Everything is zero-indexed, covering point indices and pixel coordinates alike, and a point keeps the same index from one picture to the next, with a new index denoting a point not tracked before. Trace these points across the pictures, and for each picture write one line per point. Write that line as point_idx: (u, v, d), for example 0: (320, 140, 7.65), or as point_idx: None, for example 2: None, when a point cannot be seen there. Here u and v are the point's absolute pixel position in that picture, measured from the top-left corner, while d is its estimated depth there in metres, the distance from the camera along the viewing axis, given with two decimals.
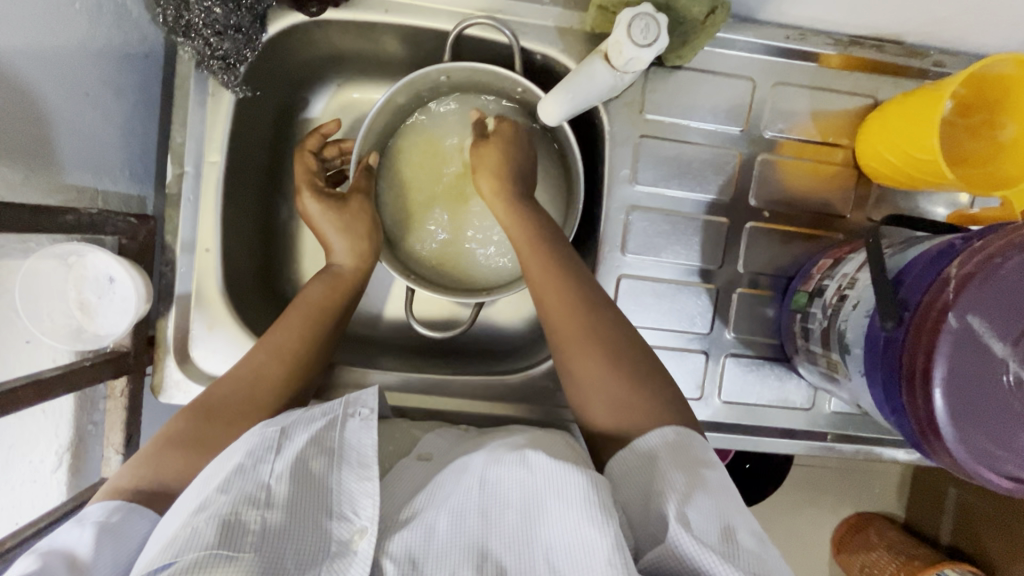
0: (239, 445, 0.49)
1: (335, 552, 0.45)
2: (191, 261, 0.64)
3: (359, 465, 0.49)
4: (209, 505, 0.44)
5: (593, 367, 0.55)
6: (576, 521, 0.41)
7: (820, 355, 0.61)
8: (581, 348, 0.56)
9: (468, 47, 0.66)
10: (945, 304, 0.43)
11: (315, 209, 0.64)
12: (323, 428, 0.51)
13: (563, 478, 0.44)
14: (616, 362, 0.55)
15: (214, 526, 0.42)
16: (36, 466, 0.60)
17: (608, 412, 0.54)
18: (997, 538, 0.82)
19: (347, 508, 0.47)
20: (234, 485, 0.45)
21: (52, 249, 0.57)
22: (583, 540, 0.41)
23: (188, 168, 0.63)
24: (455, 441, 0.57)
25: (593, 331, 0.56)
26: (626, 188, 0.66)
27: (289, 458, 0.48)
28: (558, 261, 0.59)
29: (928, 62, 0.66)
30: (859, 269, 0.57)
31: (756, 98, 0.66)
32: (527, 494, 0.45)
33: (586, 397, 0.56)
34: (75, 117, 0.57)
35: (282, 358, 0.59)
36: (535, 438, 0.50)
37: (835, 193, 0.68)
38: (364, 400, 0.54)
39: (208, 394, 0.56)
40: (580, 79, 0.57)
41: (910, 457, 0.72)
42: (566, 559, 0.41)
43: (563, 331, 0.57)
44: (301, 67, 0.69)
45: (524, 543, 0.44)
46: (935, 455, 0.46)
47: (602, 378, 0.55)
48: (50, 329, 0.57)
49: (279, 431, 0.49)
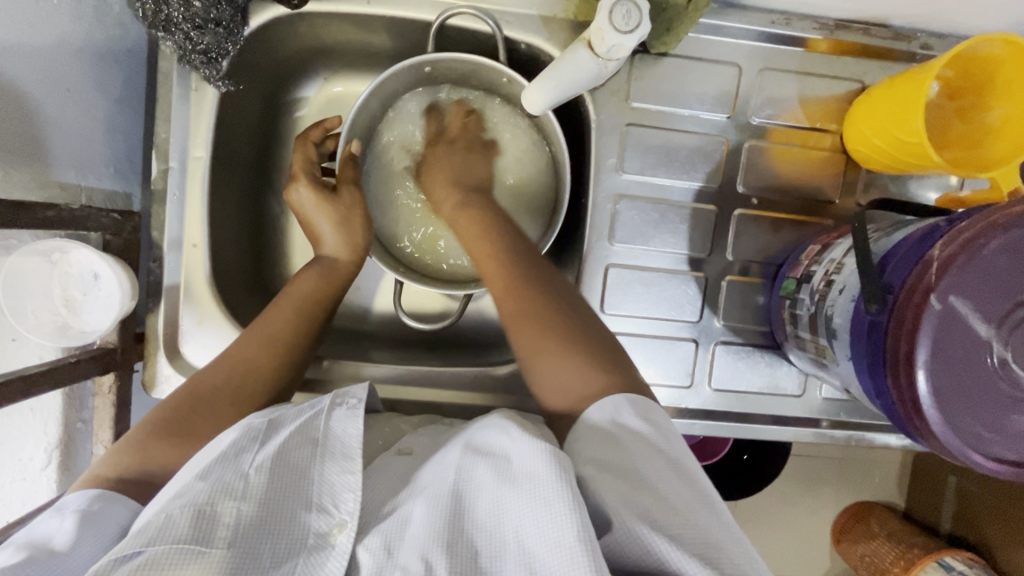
0: (226, 436, 0.50)
1: (313, 545, 0.45)
2: (178, 257, 0.64)
3: (342, 456, 0.49)
4: (186, 492, 0.44)
5: (546, 344, 0.53)
6: (546, 500, 0.42)
7: (808, 340, 0.61)
8: (533, 326, 0.54)
9: (452, 38, 0.66)
10: (928, 286, 0.43)
11: (307, 196, 0.64)
12: (309, 418, 0.51)
13: (533, 454, 0.44)
14: (572, 342, 0.52)
15: (190, 515, 0.43)
16: (25, 464, 0.61)
17: (565, 385, 0.51)
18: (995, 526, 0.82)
19: (326, 500, 0.47)
20: (214, 472, 0.46)
21: (36, 245, 0.58)
22: (551, 519, 0.41)
23: (173, 163, 0.63)
24: (438, 435, 0.57)
25: (540, 307, 0.55)
26: (613, 176, 0.66)
27: (271, 450, 0.48)
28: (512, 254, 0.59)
29: (915, 46, 0.66)
30: (845, 254, 0.57)
31: (743, 84, 0.66)
32: (500, 477, 0.45)
33: (540, 377, 0.53)
34: (56, 113, 0.57)
35: (268, 347, 0.59)
36: (510, 419, 0.50)
37: (823, 178, 0.68)
38: (352, 390, 0.54)
39: (194, 383, 0.56)
40: (562, 68, 0.57)
41: (903, 442, 0.72)
42: (536, 537, 0.41)
43: (510, 312, 0.55)
44: (286, 61, 0.69)
45: (498, 528, 0.43)
46: (922, 438, 0.46)
47: (556, 354, 0.52)
48: (35, 325, 0.58)
49: (265, 422, 0.50)
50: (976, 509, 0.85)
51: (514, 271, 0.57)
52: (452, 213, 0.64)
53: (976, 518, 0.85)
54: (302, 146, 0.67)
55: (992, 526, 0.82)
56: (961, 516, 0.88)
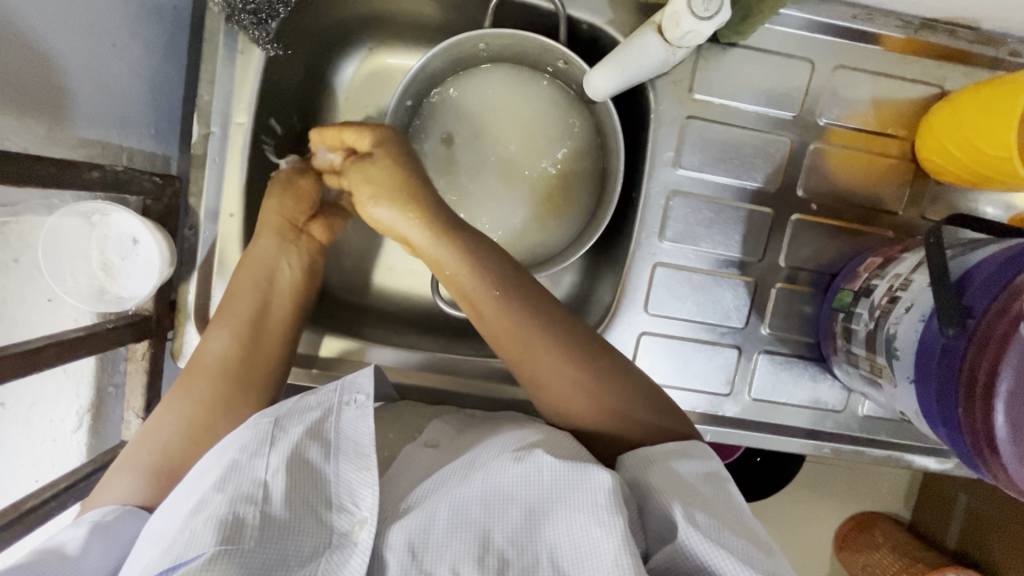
0: (235, 438, 0.48)
1: (336, 544, 0.44)
2: (215, 226, 0.62)
3: (357, 455, 0.47)
4: (207, 505, 0.43)
5: (566, 384, 0.53)
6: (587, 522, 0.42)
7: (862, 357, 0.58)
8: (544, 359, 0.54)
9: (510, 14, 0.63)
10: (1017, 313, 0.41)
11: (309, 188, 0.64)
12: (318, 420, 0.49)
13: (576, 477, 0.44)
14: (590, 378, 0.53)
15: (212, 528, 0.42)
16: (57, 425, 0.60)
17: (595, 415, 0.53)
18: (1003, 547, 0.80)
19: (346, 499, 0.46)
20: (230, 483, 0.45)
21: (74, 206, 0.56)
22: (588, 541, 0.41)
23: (215, 128, 0.61)
24: (462, 428, 0.56)
25: (543, 342, 0.54)
26: (668, 171, 0.63)
27: (284, 452, 0.47)
28: (514, 283, 0.55)
29: (1003, 51, 0.62)
30: (914, 269, 0.54)
31: (814, 81, 0.62)
32: (531, 490, 0.45)
33: (556, 402, 0.55)
34: (100, 69, 0.55)
35: (241, 329, 0.60)
36: (548, 433, 0.50)
37: (887, 187, 0.65)
38: (358, 386, 0.51)
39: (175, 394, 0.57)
40: (629, 52, 0.54)
41: (942, 465, 0.69)
42: (571, 558, 0.42)
43: (524, 354, 0.54)
44: (334, 27, 0.66)
45: (527, 540, 0.43)
46: (988, 471, 0.44)
47: (580, 398, 0.53)
48: (72, 288, 0.57)
49: (271, 423, 0.48)
50: (988, 530, 0.83)
51: (508, 306, 0.54)
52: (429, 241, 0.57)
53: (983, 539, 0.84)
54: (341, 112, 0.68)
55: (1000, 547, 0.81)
56: (969, 533, 0.86)
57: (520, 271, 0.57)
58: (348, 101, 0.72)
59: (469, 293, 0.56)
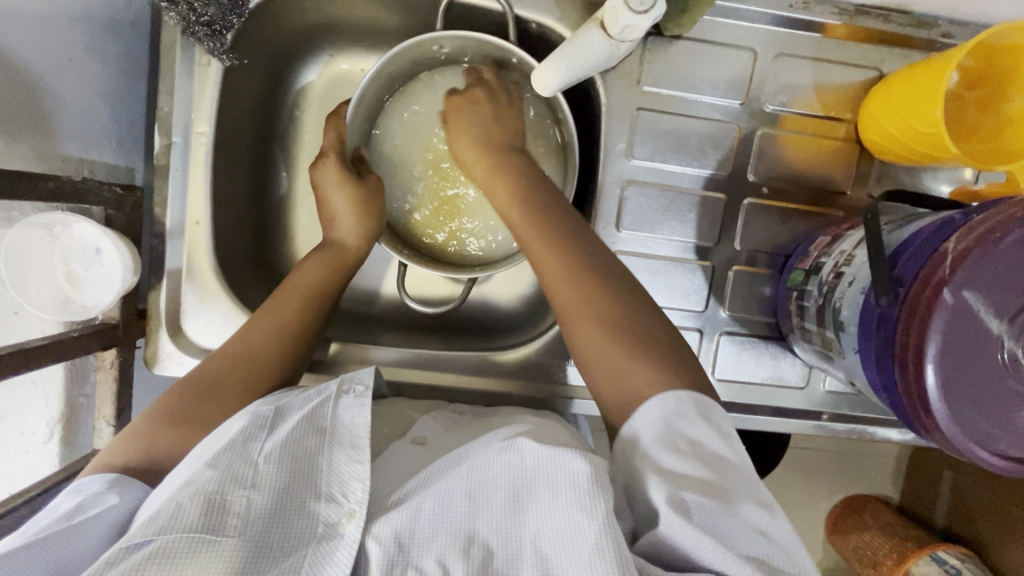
0: (234, 422, 0.50)
1: (321, 535, 0.44)
2: (181, 235, 0.63)
3: (350, 445, 0.48)
4: (196, 481, 0.44)
5: (602, 344, 0.53)
6: (568, 507, 0.42)
7: (814, 332, 0.60)
8: (581, 320, 0.54)
9: (462, 16, 0.65)
10: (941, 279, 0.43)
11: (331, 173, 0.65)
12: (316, 406, 0.50)
13: (558, 462, 0.44)
14: (622, 337, 0.52)
15: (199, 504, 0.43)
16: (27, 437, 0.62)
17: (610, 370, 0.52)
18: (990, 524, 0.82)
19: (336, 490, 0.46)
20: (223, 461, 0.46)
21: (36, 219, 0.57)
22: (571, 528, 0.42)
23: (176, 138, 0.62)
24: (450, 425, 0.57)
25: (571, 266, 0.55)
26: (622, 162, 0.65)
27: (279, 438, 0.48)
28: (547, 213, 0.58)
29: (937, 33, 0.64)
30: (856, 245, 0.56)
31: (757, 69, 0.64)
32: (515, 475, 0.45)
33: (583, 355, 0.54)
34: (59, 86, 0.57)
35: (276, 335, 0.59)
36: (536, 425, 0.50)
37: (835, 169, 0.67)
38: (358, 377, 0.53)
39: (202, 371, 0.56)
40: (574, 48, 0.55)
41: (905, 436, 0.71)
42: (553, 544, 0.42)
43: (573, 316, 0.54)
44: (291, 36, 0.67)
45: (511, 527, 0.44)
46: (927, 433, 0.46)
47: (600, 342, 0.53)
48: (36, 299, 0.59)
49: (273, 410, 0.50)
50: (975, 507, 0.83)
51: (546, 222, 0.57)
52: (496, 178, 0.61)
53: (970, 515, 0.85)
54: (333, 123, 0.67)
55: (987, 523, 0.82)
56: (956, 511, 0.87)
57: (559, 201, 0.59)
58: (311, 107, 0.73)
59: (523, 241, 0.58)
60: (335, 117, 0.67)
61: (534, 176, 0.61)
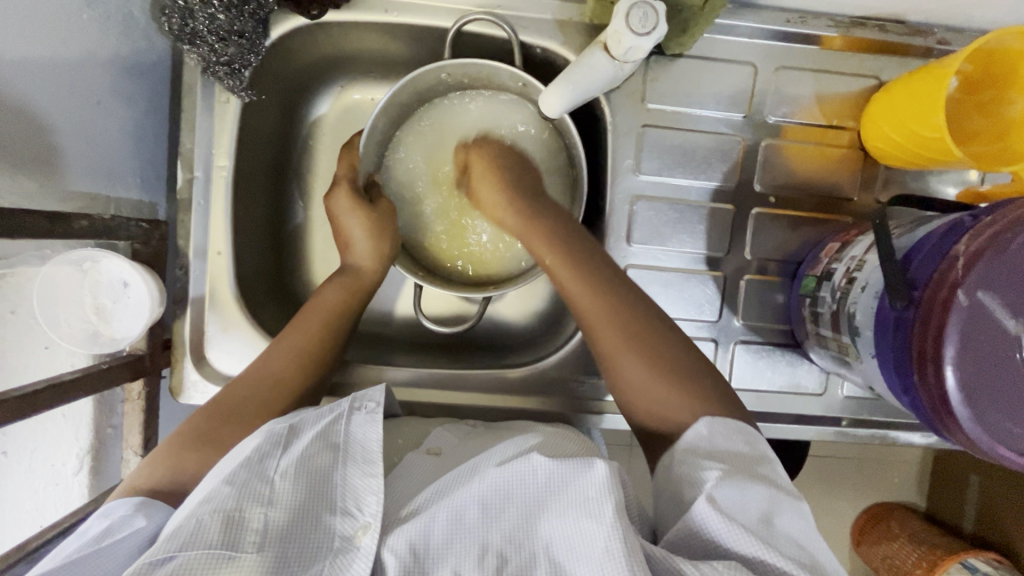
0: (249, 441, 0.50)
1: (337, 548, 0.45)
2: (203, 265, 0.65)
3: (364, 461, 0.48)
4: (213, 498, 0.45)
5: (641, 372, 0.55)
6: (578, 515, 0.43)
7: (829, 338, 0.61)
8: (627, 355, 0.56)
9: (469, 44, 0.67)
10: (955, 281, 0.43)
11: (344, 200, 0.66)
12: (329, 423, 0.51)
13: (572, 474, 0.45)
14: (661, 369, 0.54)
15: (219, 522, 0.44)
16: (57, 469, 0.63)
17: (653, 399, 0.55)
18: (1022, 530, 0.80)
19: (350, 504, 0.47)
20: (241, 477, 0.46)
21: (68, 255, 0.59)
22: (581, 533, 0.43)
23: (198, 172, 0.64)
24: (465, 436, 0.57)
25: (615, 310, 0.56)
26: (630, 178, 0.67)
27: (294, 455, 0.49)
28: (580, 254, 0.58)
29: (933, 40, 0.66)
30: (867, 251, 0.57)
31: (759, 82, 0.66)
32: (525, 487, 0.46)
33: (626, 384, 0.56)
34: (88, 128, 0.59)
35: (296, 360, 0.60)
36: (547, 439, 0.51)
37: (841, 175, 0.68)
38: (370, 394, 0.53)
39: (225, 395, 0.58)
40: (579, 70, 0.57)
41: (926, 440, 0.71)
42: (566, 552, 0.43)
43: (607, 340, 0.57)
44: (305, 69, 0.70)
45: (524, 536, 0.45)
46: (949, 434, 0.46)
47: (645, 374, 0.55)
48: (67, 333, 0.60)
49: (287, 427, 0.50)
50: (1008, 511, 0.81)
51: (579, 265, 0.58)
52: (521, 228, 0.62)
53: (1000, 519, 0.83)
54: (346, 154, 0.69)
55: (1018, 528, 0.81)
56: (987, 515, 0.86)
57: (582, 240, 0.60)
58: (325, 136, 0.75)
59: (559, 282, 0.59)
60: (348, 148, 0.69)
61: (554, 218, 0.61)
